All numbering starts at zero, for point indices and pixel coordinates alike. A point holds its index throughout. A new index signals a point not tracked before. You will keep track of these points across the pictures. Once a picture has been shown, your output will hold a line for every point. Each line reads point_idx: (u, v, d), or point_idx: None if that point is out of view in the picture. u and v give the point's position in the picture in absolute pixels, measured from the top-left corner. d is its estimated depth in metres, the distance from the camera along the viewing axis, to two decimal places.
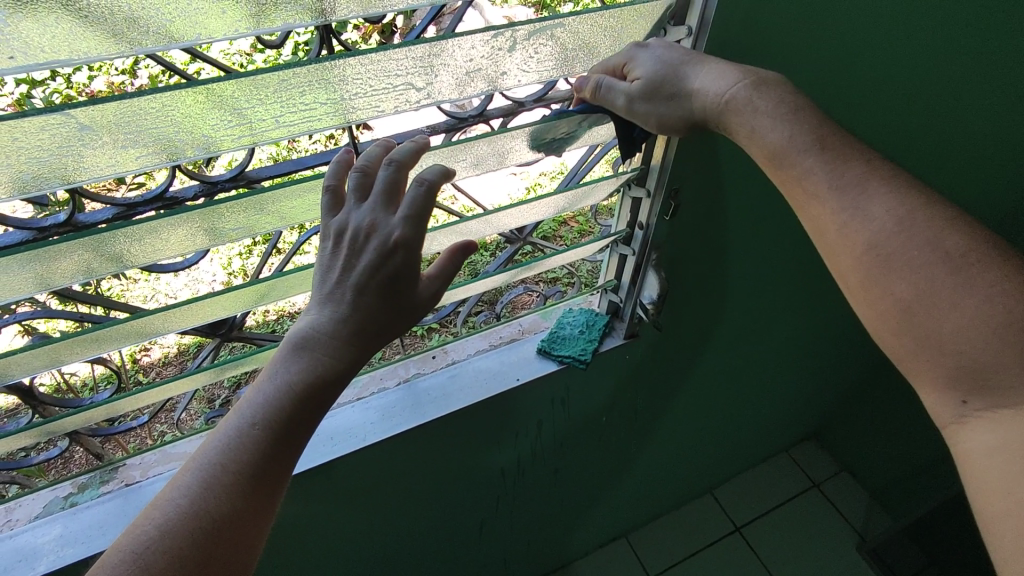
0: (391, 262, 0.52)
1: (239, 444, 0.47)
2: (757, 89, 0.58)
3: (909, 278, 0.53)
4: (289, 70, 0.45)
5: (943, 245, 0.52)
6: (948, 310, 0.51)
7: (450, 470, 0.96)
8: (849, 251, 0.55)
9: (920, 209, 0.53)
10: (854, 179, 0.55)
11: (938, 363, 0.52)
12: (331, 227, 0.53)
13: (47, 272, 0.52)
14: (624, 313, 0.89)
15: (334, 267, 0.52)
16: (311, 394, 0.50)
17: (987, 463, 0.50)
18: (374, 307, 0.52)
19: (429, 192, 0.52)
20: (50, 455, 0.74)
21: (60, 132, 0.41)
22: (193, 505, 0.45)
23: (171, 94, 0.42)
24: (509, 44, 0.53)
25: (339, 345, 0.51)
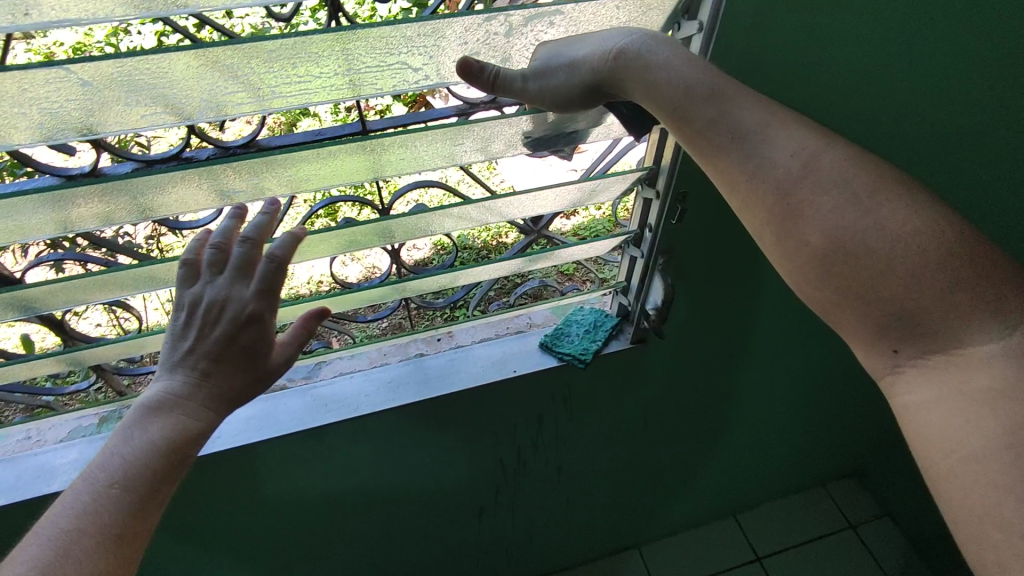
0: (246, 331, 0.57)
1: (95, 505, 0.48)
2: (647, 45, 0.55)
3: (817, 225, 0.52)
4: (276, 40, 0.47)
5: (850, 186, 0.51)
6: (862, 254, 0.50)
7: (447, 452, 0.97)
8: (762, 204, 0.54)
9: (825, 151, 0.52)
10: (760, 124, 0.54)
11: (861, 313, 0.52)
12: (185, 301, 0.57)
13: (68, 217, 0.60)
14: (632, 317, 0.86)
15: (187, 337, 0.57)
16: (174, 449, 0.53)
17: (926, 417, 0.49)
18: (228, 371, 0.57)
19: (278, 264, 0.58)
20: (79, 387, 0.82)
21: (65, 86, 0.45)
22: (53, 564, 0.44)
23: (167, 56, 0.45)
24: (503, 29, 0.53)
25: (198, 405, 0.55)
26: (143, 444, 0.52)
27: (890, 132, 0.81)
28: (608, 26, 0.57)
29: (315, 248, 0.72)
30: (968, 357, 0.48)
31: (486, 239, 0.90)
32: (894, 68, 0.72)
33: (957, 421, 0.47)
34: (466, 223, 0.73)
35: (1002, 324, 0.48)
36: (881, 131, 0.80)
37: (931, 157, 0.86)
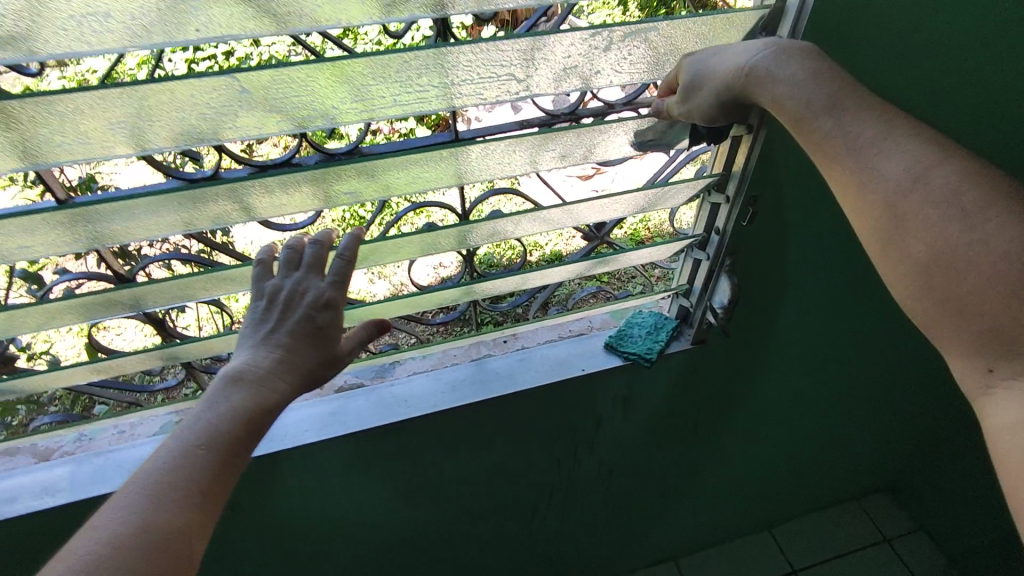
0: (322, 314, 0.61)
1: (182, 463, 0.50)
2: (775, 59, 0.59)
3: (924, 238, 0.52)
4: (407, 53, 0.54)
5: (958, 201, 0.51)
6: (965, 267, 0.50)
7: (508, 452, 1.00)
8: (868, 214, 0.56)
9: (939, 167, 0.52)
10: (875, 138, 0.55)
11: (961, 326, 0.51)
12: (266, 290, 0.61)
13: (192, 216, 0.66)
14: (693, 318, 0.90)
15: (267, 320, 0.60)
16: (251, 418, 0.55)
17: (1012, 434, 0.47)
18: (304, 349, 0.59)
19: (347, 261, 0.62)
20: (168, 384, 0.86)
21: (224, 92, 0.55)
22: (142, 516, 0.46)
23: (308, 67, 0.54)
24: (604, 43, 0.58)
25: (275, 378, 0.57)
26: (226, 412, 0.54)
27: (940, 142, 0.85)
28: (692, 42, 0.63)
29: (404, 249, 0.76)
30: None
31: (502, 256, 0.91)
32: (946, 81, 0.77)
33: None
34: (543, 226, 0.78)
35: None
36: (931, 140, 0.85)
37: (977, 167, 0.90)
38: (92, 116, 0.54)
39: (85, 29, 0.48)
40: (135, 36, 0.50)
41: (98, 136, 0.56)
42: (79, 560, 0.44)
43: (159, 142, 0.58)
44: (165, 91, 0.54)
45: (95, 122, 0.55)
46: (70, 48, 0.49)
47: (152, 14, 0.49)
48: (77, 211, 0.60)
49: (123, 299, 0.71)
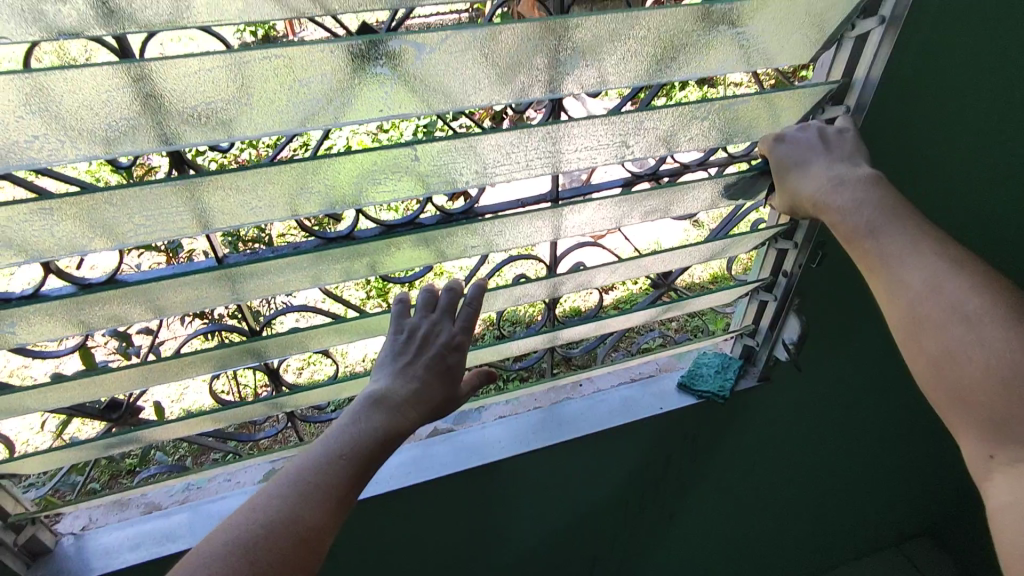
0: (452, 355, 0.69)
1: (327, 468, 0.57)
2: (835, 186, 0.66)
3: (937, 339, 0.60)
4: (533, 130, 0.63)
5: (962, 308, 0.59)
6: (972, 367, 0.58)
7: (582, 494, 1.04)
8: (890, 314, 0.63)
9: (949, 280, 0.60)
10: (902, 253, 0.62)
11: (967, 415, 0.59)
12: (406, 327, 0.70)
13: (324, 272, 0.71)
14: (759, 357, 0.97)
15: (404, 353, 0.68)
16: (385, 439, 0.62)
17: (1005, 514, 0.56)
18: (435, 384, 0.67)
19: (474, 305, 0.71)
20: (267, 435, 0.89)
21: (405, 161, 0.63)
22: (288, 510, 0.54)
23: (456, 142, 0.62)
24: (702, 115, 0.68)
25: (408, 407, 0.65)
26: (366, 429, 0.61)
27: (959, 189, 0.97)
28: (768, 112, 0.73)
29: (502, 299, 0.83)
30: None
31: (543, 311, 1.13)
32: (961, 135, 0.90)
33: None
34: (625, 275, 0.85)
35: None
36: (952, 188, 0.97)
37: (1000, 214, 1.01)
38: (286, 183, 0.60)
39: (291, 109, 0.57)
40: (327, 116, 0.58)
41: (279, 201, 0.62)
42: (237, 536, 0.52)
43: (315, 207, 0.64)
44: (352, 161, 0.60)
45: (286, 188, 0.61)
46: (272, 125, 0.57)
47: (340, 97, 0.57)
48: (235, 269, 0.65)
49: (250, 349, 0.75)
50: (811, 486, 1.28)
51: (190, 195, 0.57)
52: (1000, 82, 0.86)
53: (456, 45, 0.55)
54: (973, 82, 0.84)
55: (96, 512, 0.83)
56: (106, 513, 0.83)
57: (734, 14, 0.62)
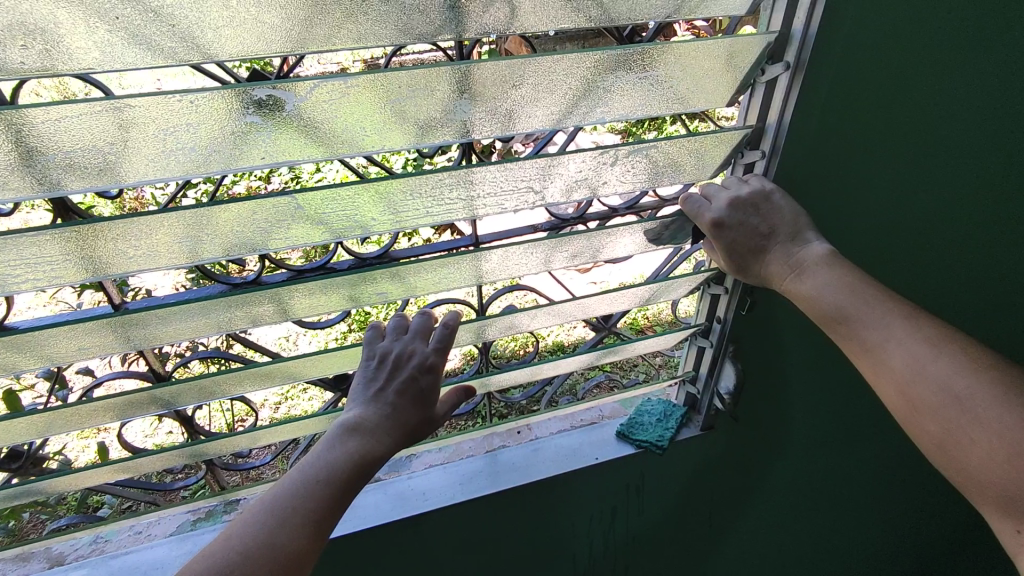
0: (426, 376, 0.65)
1: (305, 494, 0.53)
2: (801, 272, 0.66)
3: (935, 421, 0.57)
4: (434, 175, 0.60)
5: (955, 389, 0.57)
6: (974, 444, 0.55)
7: (523, 550, 0.99)
8: (885, 394, 0.61)
9: (934, 357, 0.58)
10: (878, 338, 0.61)
11: (984, 493, 0.56)
12: (377, 351, 0.67)
13: (226, 319, 0.68)
14: (701, 405, 0.95)
15: (376, 378, 0.65)
16: (361, 464, 0.58)
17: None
18: (409, 409, 0.64)
19: (450, 329, 0.68)
20: (187, 483, 0.87)
21: (284, 210, 0.58)
22: (268, 538, 0.49)
23: (348, 189, 0.59)
24: (611, 159, 0.66)
25: (383, 433, 0.61)
26: (342, 455, 0.57)
27: (917, 235, 0.93)
28: (688, 155, 0.71)
29: None
30: None
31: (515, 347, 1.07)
32: (911, 181, 0.86)
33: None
34: (554, 320, 0.83)
35: None
36: (910, 235, 0.92)
37: (951, 258, 0.98)
38: (164, 233, 0.56)
39: (165, 158, 0.52)
40: (207, 163, 0.54)
41: (163, 249, 0.58)
42: (213, 563, 0.47)
43: (204, 255, 0.60)
44: (229, 211, 0.56)
45: (165, 238, 0.57)
46: (149, 174, 0.53)
47: (218, 145, 0.53)
48: (126, 317, 0.62)
49: (155, 398, 0.72)
50: (777, 539, 1.22)
51: (76, 242, 0.54)
52: (949, 128, 0.82)
53: (328, 93, 0.52)
54: (917, 128, 0.81)
55: None
56: (7, 567, 0.79)
57: (640, 59, 0.60)
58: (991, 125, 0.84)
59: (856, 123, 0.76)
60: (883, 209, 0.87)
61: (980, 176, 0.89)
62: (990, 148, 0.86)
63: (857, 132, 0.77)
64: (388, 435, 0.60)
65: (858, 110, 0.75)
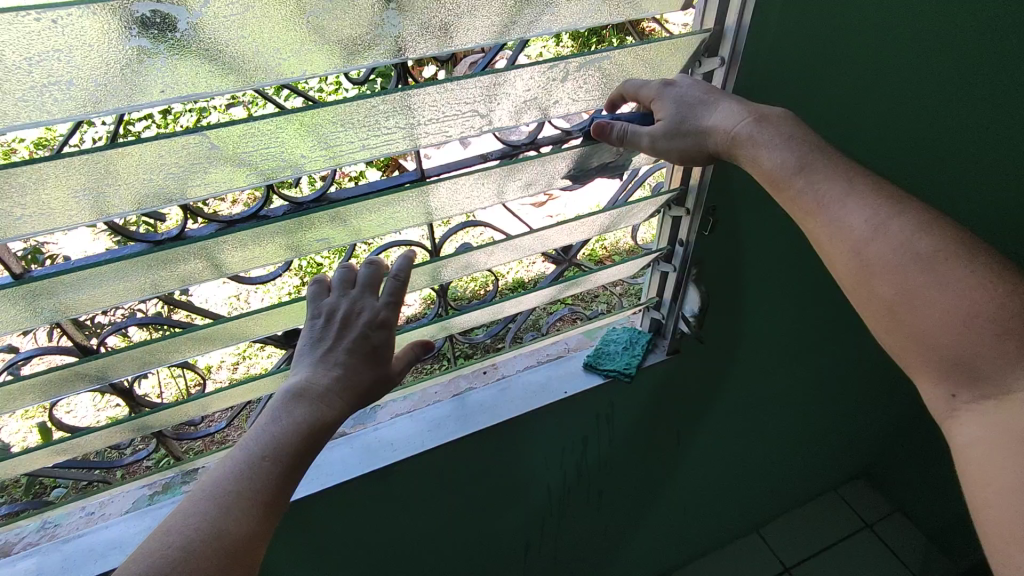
0: (377, 334, 0.61)
1: (249, 474, 0.50)
2: (758, 124, 0.63)
3: (891, 283, 0.58)
4: (367, 100, 0.53)
5: (917, 249, 0.56)
6: (929, 306, 0.56)
7: (500, 485, 0.99)
8: (839, 258, 0.60)
9: (894, 220, 0.58)
10: (839, 194, 0.60)
11: (927, 357, 0.57)
12: (323, 308, 0.62)
13: (150, 280, 0.61)
14: (667, 329, 0.94)
15: (323, 338, 0.60)
16: (311, 433, 0.54)
17: (977, 453, 0.52)
18: (360, 368, 0.59)
19: (400, 281, 0.63)
20: (138, 456, 0.82)
21: (196, 150, 0.51)
22: (214, 525, 0.46)
23: (270, 121, 0.51)
24: (562, 74, 0.61)
25: (334, 396, 0.57)
26: (290, 424, 0.54)
27: (865, 142, 0.93)
28: (640, 64, 0.65)
29: None
30: (1016, 402, 0.51)
31: (474, 289, 0.98)
32: (864, 85, 0.84)
33: (999, 453, 0.51)
34: (513, 254, 0.79)
35: None
36: (858, 142, 0.92)
37: (899, 161, 0.99)
38: (54, 186, 0.49)
39: (39, 95, 0.44)
40: (93, 102, 0.46)
41: (59, 207, 0.51)
42: (152, 562, 0.43)
43: (111, 211, 0.53)
44: (128, 155, 0.48)
45: (56, 192, 0.49)
46: (22, 118, 0.45)
47: (102, 78, 0.45)
48: (29, 287, 0.54)
49: (85, 374, 0.66)
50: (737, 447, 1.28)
51: None
52: (904, 27, 0.80)
53: (228, 6, 0.45)
54: (875, 30, 0.77)
55: None
56: None
57: None
58: (942, 23, 0.82)
59: (814, 23, 0.72)
60: (836, 116, 0.86)
61: (928, 76, 0.88)
62: (942, 45, 0.84)
63: (816, 33, 0.74)
64: (338, 395, 0.56)
65: (815, 10, 0.71)
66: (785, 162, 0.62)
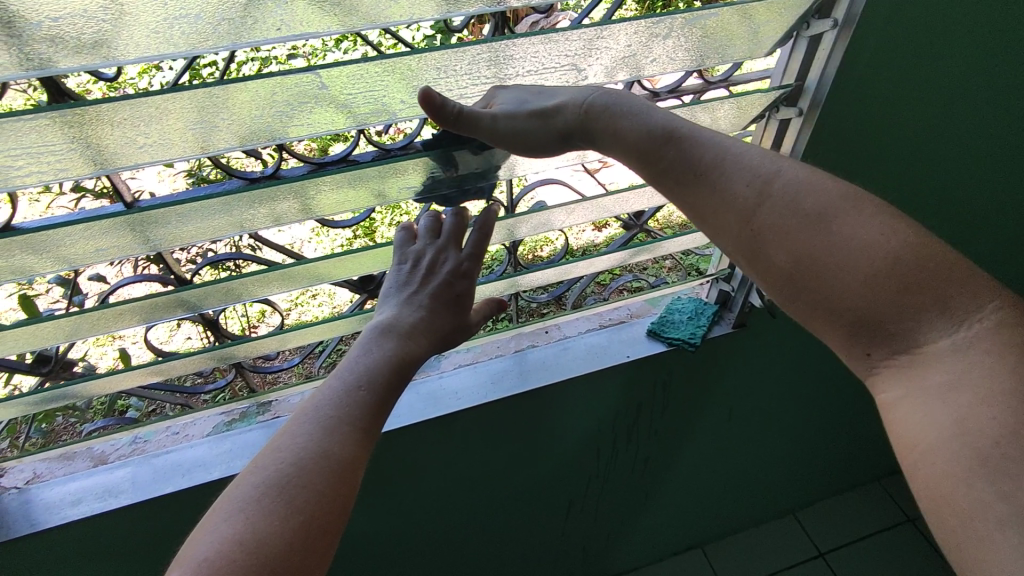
0: (460, 283, 0.63)
1: (347, 401, 0.52)
2: (608, 97, 0.61)
3: (784, 247, 0.55)
4: (470, 47, 0.53)
5: (801, 207, 0.55)
6: (830, 266, 0.53)
7: (551, 443, 1.02)
8: (728, 229, 0.59)
9: (777, 178, 0.56)
10: (719, 160, 0.58)
11: (828, 319, 0.55)
12: (410, 254, 0.64)
13: (245, 217, 0.64)
14: (735, 303, 0.93)
15: (409, 282, 0.63)
16: (401, 368, 0.57)
17: (912, 414, 0.51)
18: (442, 314, 0.62)
19: (485, 231, 0.64)
20: (217, 386, 0.87)
21: (306, 89, 0.52)
22: (319, 446, 0.49)
23: (377, 64, 0.52)
24: (665, 31, 0.59)
25: (418, 336, 0.60)
26: (382, 358, 0.56)
27: (959, 119, 0.88)
28: (745, 23, 0.63)
29: None
30: (937, 352, 0.50)
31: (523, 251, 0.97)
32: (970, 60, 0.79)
33: (931, 409, 0.50)
34: (589, 215, 0.79)
35: (952, 321, 0.50)
36: (951, 120, 0.88)
37: (995, 145, 0.94)
38: (175, 117, 0.51)
39: (167, 28, 0.46)
40: (214, 36, 0.48)
41: (175, 138, 0.53)
42: (266, 475, 0.47)
43: (221, 145, 0.55)
44: (244, 91, 0.50)
45: (175, 124, 0.51)
46: (150, 49, 0.47)
47: (226, 13, 0.46)
48: (139, 215, 0.57)
49: (181, 302, 0.70)
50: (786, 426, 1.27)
51: (80, 128, 0.49)
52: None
53: None
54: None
55: (42, 465, 0.81)
56: (53, 466, 0.81)
57: None
58: None
59: None
60: (934, 92, 0.82)
61: None
62: None
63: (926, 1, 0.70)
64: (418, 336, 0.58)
65: None
66: (650, 130, 0.60)
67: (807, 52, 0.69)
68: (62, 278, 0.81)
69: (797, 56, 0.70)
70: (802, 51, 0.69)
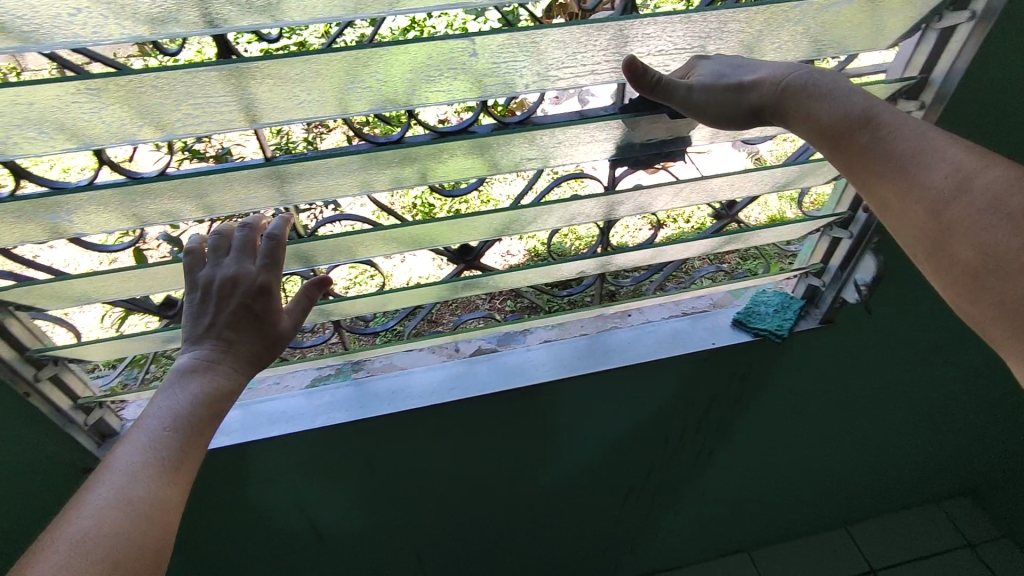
0: (256, 302, 0.62)
1: (151, 444, 0.54)
2: (812, 77, 0.61)
3: (974, 243, 0.52)
4: (616, 23, 0.55)
5: (1008, 205, 0.51)
6: (1023, 267, 0.49)
7: (622, 426, 1.03)
8: (912, 221, 0.56)
9: (980, 173, 0.53)
10: (917, 148, 0.56)
11: (1016, 327, 0.50)
12: (202, 281, 0.62)
13: (369, 178, 0.67)
14: (824, 299, 0.93)
15: (202, 313, 0.62)
16: (208, 403, 0.58)
17: None
18: (246, 338, 0.62)
19: (275, 241, 0.63)
20: (315, 341, 0.90)
21: (457, 54, 0.55)
22: (123, 493, 0.51)
23: (527, 34, 0.54)
24: (798, 16, 0.60)
25: (227, 372, 0.60)
26: (187, 398, 0.57)
27: None
28: (877, 13, 0.63)
29: (552, 218, 0.78)
30: None
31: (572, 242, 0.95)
32: None
33: None
34: (687, 200, 0.80)
35: None
36: None
37: None
38: (335, 74, 0.54)
39: None
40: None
41: (328, 96, 0.57)
42: (79, 528, 0.49)
43: (364, 105, 0.59)
44: (402, 52, 0.53)
45: (332, 80, 0.55)
46: (322, 9, 0.50)
47: None
48: (279, 169, 0.61)
49: (298, 255, 0.73)
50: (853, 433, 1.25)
51: (248, 81, 0.53)
52: None
53: None
54: None
55: None
56: None
57: None
58: None
59: None
60: None
61: None
62: None
63: None
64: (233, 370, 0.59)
65: None
66: (847, 113, 0.58)
67: (936, 44, 0.69)
68: (169, 235, 0.76)
69: (925, 48, 0.69)
70: (931, 43, 0.69)
